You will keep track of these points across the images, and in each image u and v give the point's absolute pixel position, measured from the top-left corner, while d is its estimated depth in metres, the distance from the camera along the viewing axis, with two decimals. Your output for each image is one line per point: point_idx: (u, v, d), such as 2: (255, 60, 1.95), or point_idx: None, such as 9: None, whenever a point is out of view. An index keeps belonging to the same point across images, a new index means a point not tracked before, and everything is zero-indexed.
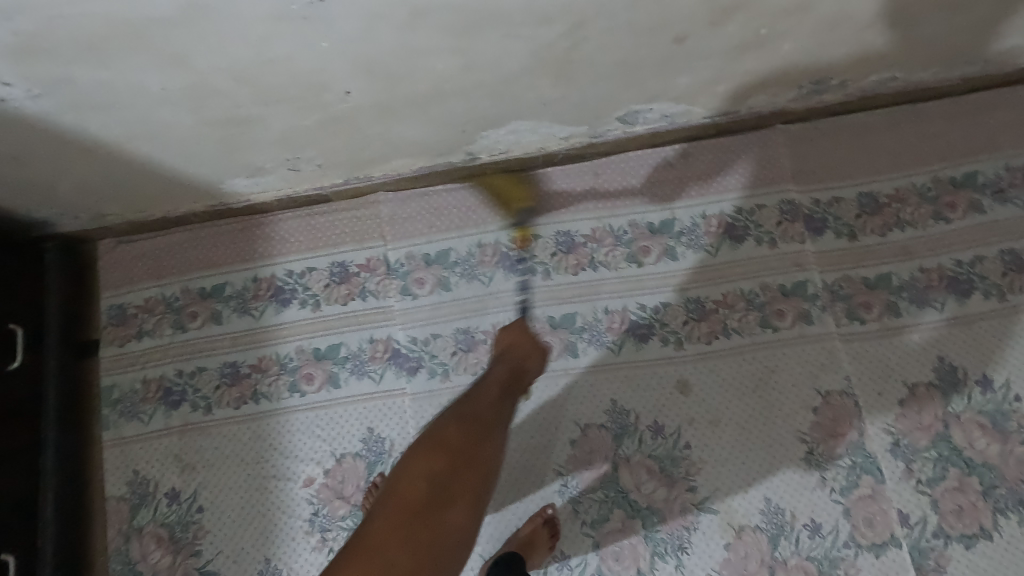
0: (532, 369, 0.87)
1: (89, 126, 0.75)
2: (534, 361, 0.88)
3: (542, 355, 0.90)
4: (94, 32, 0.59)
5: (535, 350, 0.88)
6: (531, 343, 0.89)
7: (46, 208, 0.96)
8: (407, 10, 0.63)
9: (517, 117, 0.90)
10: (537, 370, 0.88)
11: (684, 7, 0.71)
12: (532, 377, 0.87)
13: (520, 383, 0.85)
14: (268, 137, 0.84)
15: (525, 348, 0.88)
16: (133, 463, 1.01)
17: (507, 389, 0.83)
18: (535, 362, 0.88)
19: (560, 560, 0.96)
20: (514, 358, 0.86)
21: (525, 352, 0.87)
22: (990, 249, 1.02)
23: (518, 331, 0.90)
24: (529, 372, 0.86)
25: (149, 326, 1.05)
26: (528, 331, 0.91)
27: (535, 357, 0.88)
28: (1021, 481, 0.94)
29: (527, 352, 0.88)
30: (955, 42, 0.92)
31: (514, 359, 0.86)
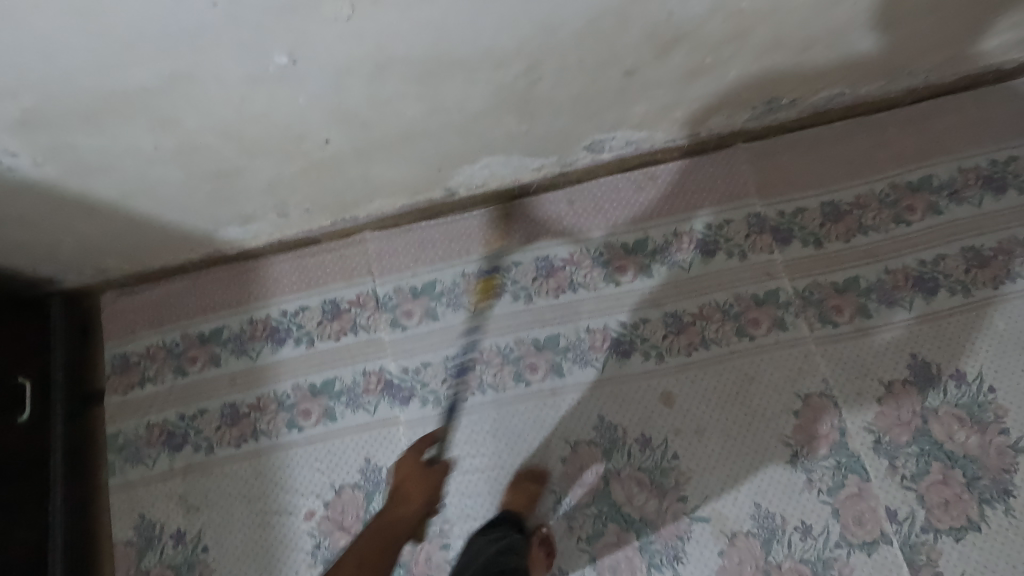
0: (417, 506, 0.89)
1: (89, 188, 0.81)
2: (415, 500, 0.90)
3: (428, 489, 0.92)
4: (90, 104, 0.65)
5: (420, 486, 0.91)
6: (414, 483, 0.92)
7: (51, 265, 1.02)
8: (374, 64, 0.69)
9: (488, 153, 0.96)
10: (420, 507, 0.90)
11: (629, 45, 0.77)
12: (408, 520, 0.87)
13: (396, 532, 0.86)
14: (256, 186, 0.90)
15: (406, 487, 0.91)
16: (138, 507, 1.03)
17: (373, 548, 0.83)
18: (416, 499, 0.90)
19: None
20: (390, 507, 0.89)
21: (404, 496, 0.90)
22: (952, 248, 1.06)
23: (410, 472, 0.93)
24: (402, 519, 0.87)
25: (151, 373, 1.10)
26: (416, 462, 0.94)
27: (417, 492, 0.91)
28: (1003, 470, 0.96)
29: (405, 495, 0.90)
30: (892, 56, 0.98)
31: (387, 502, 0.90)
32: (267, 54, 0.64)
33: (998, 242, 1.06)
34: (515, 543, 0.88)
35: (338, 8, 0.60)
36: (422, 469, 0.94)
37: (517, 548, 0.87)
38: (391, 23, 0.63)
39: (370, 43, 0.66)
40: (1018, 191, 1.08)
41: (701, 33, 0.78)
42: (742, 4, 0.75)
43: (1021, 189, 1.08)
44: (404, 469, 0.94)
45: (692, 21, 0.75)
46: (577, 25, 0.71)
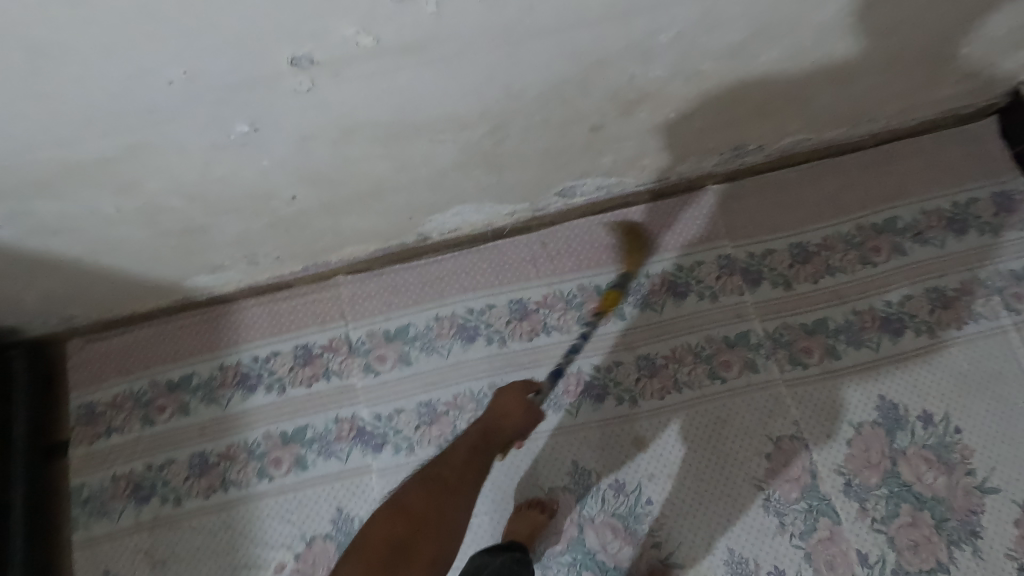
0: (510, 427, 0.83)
1: (52, 247, 0.80)
2: (517, 418, 0.83)
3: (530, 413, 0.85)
4: (47, 174, 0.64)
5: (519, 410, 0.84)
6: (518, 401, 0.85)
7: (13, 318, 1.00)
8: (338, 129, 0.69)
9: (459, 202, 0.96)
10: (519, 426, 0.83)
11: (594, 105, 0.78)
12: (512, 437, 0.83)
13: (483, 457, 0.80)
14: (223, 240, 0.89)
15: (507, 407, 0.85)
16: (102, 564, 1.01)
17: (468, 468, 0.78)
18: (515, 418, 0.83)
19: None
20: (491, 417, 0.84)
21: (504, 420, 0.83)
22: (916, 289, 1.09)
23: (512, 391, 0.87)
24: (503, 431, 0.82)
25: (117, 423, 1.07)
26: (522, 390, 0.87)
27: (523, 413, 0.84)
28: (970, 511, 0.98)
29: (509, 416, 0.84)
30: (854, 106, 1.00)
31: (489, 418, 0.84)
32: (228, 124, 0.63)
33: (960, 282, 1.08)
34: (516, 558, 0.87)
35: (297, 81, 0.59)
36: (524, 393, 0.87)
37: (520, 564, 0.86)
38: (353, 94, 0.63)
39: (333, 112, 0.65)
40: (979, 232, 1.10)
41: (665, 92, 0.79)
42: (701, 67, 0.76)
43: (982, 230, 1.10)
44: (506, 396, 0.86)
45: (655, 83, 0.76)
46: (540, 89, 0.71)
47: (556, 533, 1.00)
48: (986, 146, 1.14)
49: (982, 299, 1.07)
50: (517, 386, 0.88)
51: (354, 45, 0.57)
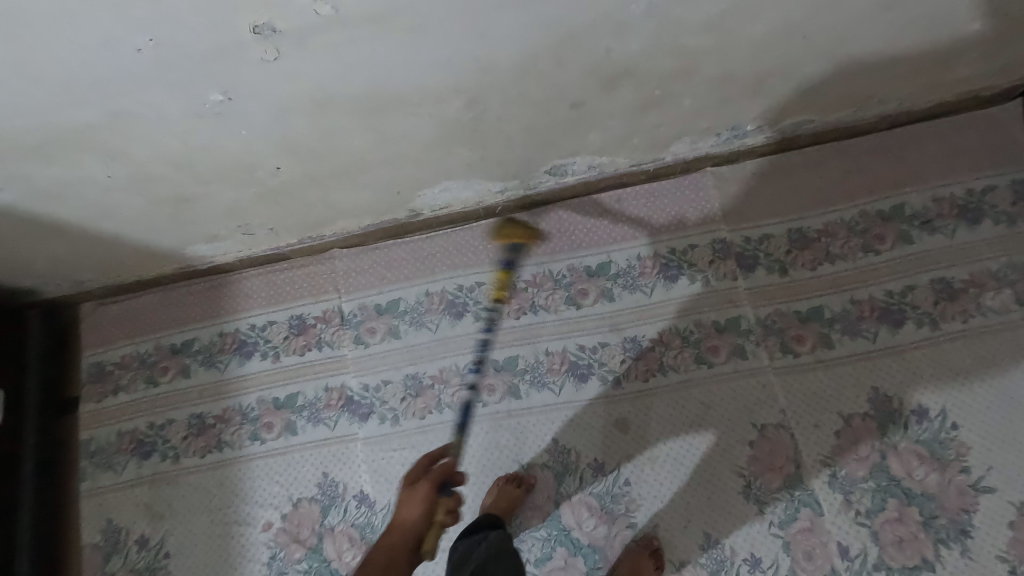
0: (400, 532, 0.82)
1: (54, 211, 0.84)
2: (410, 510, 0.84)
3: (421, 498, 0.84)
4: (37, 139, 0.68)
5: (410, 502, 0.85)
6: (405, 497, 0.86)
7: (29, 278, 1.06)
8: (312, 101, 0.70)
9: (446, 178, 0.96)
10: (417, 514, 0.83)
11: (572, 80, 0.76)
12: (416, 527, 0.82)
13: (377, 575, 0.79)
14: (216, 210, 0.92)
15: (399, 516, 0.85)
16: (105, 513, 1.07)
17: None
18: (412, 510, 0.84)
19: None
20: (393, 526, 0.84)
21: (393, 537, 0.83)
22: (921, 279, 1.04)
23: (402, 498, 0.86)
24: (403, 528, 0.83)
25: (124, 382, 1.13)
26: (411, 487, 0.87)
27: (410, 509, 0.84)
28: (962, 510, 0.94)
29: (401, 525, 0.83)
30: (861, 86, 0.95)
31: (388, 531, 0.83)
32: (201, 93, 0.65)
33: (970, 274, 1.03)
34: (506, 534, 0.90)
35: (263, 51, 0.60)
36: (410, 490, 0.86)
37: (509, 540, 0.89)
38: (320, 64, 0.64)
39: (304, 82, 0.66)
40: (994, 222, 1.05)
41: (646, 67, 0.77)
42: (683, 41, 0.73)
43: (997, 220, 1.05)
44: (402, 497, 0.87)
45: (634, 58, 0.74)
46: (511, 64, 0.70)
47: (532, 509, 1.02)
48: (1009, 130, 1.08)
49: (993, 292, 1.02)
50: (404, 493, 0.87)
51: (314, 14, 0.57)
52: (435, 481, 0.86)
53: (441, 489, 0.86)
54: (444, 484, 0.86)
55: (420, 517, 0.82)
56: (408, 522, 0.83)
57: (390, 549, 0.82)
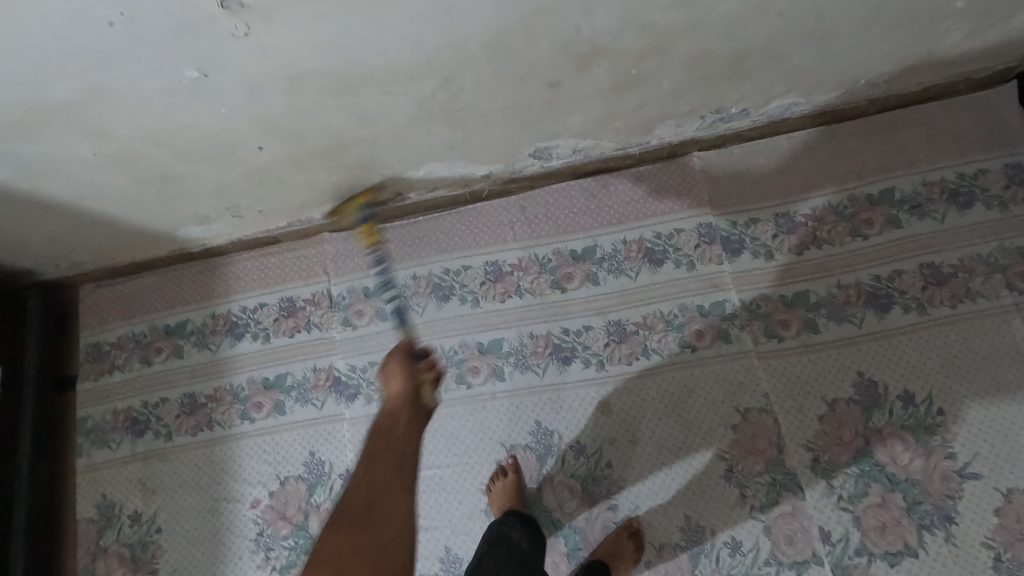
0: (398, 398, 0.82)
1: (45, 190, 0.87)
2: (397, 382, 0.84)
3: (399, 369, 0.85)
4: (21, 115, 0.70)
5: (395, 375, 0.85)
6: (387, 372, 0.86)
7: (29, 259, 1.09)
8: (285, 78, 0.72)
9: (428, 161, 0.98)
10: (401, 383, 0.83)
11: (545, 58, 0.77)
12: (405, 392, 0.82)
13: (398, 431, 0.78)
14: (202, 190, 0.94)
15: (386, 394, 0.84)
16: (100, 488, 1.11)
17: (379, 456, 0.75)
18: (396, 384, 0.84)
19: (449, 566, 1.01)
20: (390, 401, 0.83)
21: (392, 405, 0.81)
22: (910, 264, 1.03)
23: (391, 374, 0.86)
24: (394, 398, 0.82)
25: (120, 362, 1.17)
26: (391, 364, 0.87)
27: (395, 380, 0.84)
28: (947, 496, 0.93)
29: (393, 395, 0.83)
30: (846, 69, 0.94)
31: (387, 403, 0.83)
32: (176, 69, 0.66)
33: (959, 259, 1.02)
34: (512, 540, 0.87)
35: (232, 26, 0.62)
36: (390, 371, 0.86)
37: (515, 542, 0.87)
38: (289, 39, 0.65)
39: (276, 59, 0.68)
40: (985, 207, 1.03)
41: (619, 45, 0.77)
42: (653, 18, 0.73)
43: (989, 204, 1.03)
44: (387, 376, 0.86)
45: (606, 35, 0.74)
46: (481, 40, 0.71)
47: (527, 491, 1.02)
48: (1003, 114, 1.06)
49: (983, 277, 1.00)
50: (387, 368, 0.87)
51: None
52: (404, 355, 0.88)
53: (414, 355, 0.88)
54: (415, 355, 0.89)
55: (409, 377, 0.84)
56: (402, 385, 0.83)
57: (394, 416, 0.80)
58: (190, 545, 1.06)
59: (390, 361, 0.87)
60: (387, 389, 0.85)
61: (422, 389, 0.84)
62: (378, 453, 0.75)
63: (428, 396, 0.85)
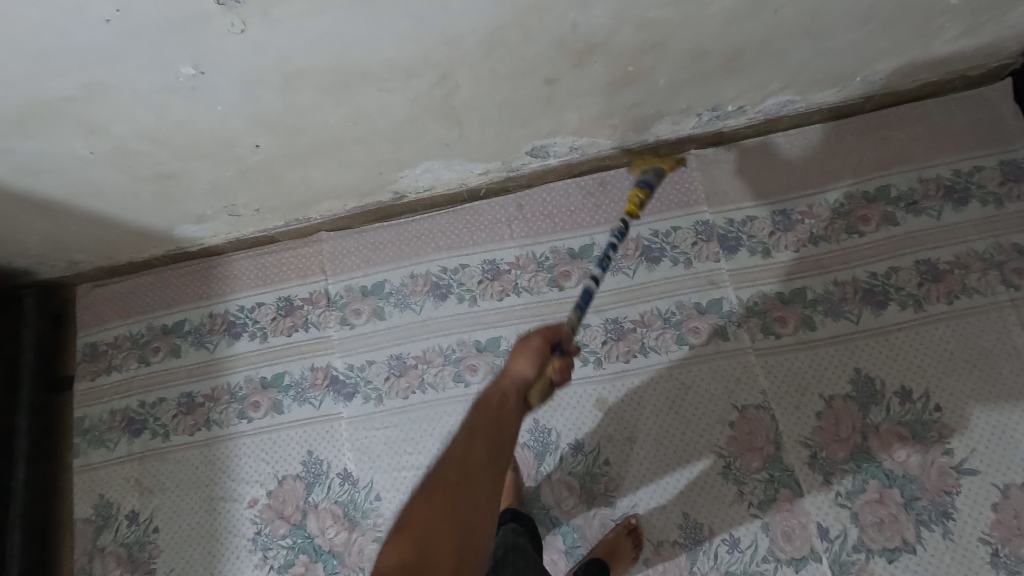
0: (516, 380, 0.68)
1: (42, 189, 0.87)
2: (524, 364, 0.69)
3: (531, 352, 0.70)
4: (18, 111, 0.70)
5: (524, 355, 0.70)
6: (517, 348, 0.71)
7: (25, 259, 1.09)
8: (283, 74, 0.72)
9: (426, 158, 0.98)
10: (529, 369, 0.69)
11: (540, 54, 0.77)
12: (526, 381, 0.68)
13: (503, 417, 0.63)
14: (199, 188, 0.94)
15: (508, 367, 0.70)
16: (98, 488, 1.11)
17: (482, 429, 0.60)
18: (522, 367, 0.69)
19: None
20: (504, 379, 0.68)
21: (505, 384, 0.67)
22: (906, 260, 1.03)
23: (522, 351, 0.71)
24: (512, 382, 0.67)
25: (117, 362, 1.17)
26: (525, 340, 0.72)
27: (524, 360, 0.70)
28: (944, 492, 0.93)
29: (512, 374, 0.68)
30: (840, 67, 0.94)
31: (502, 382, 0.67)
32: (174, 64, 0.66)
33: (955, 255, 1.02)
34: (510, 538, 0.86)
35: (229, 22, 0.62)
36: (521, 347, 0.71)
37: (515, 539, 0.86)
38: (289, 34, 0.65)
39: (273, 54, 0.68)
40: (981, 203, 1.03)
41: (614, 41, 0.77)
42: (649, 14, 0.73)
43: (985, 201, 1.03)
44: (518, 349, 0.71)
45: (602, 31, 0.75)
46: (477, 36, 0.71)
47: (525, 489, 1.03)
48: (997, 111, 1.06)
49: (978, 274, 1.01)
50: (521, 342, 0.72)
51: None
52: (547, 337, 0.72)
53: (556, 345, 0.73)
54: (556, 347, 0.73)
55: (537, 369, 0.69)
56: (525, 374, 0.68)
57: (504, 397, 0.66)
58: (186, 546, 1.06)
59: (531, 336, 0.73)
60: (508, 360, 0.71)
61: (537, 389, 0.69)
62: (480, 422, 0.61)
63: (537, 399, 0.70)
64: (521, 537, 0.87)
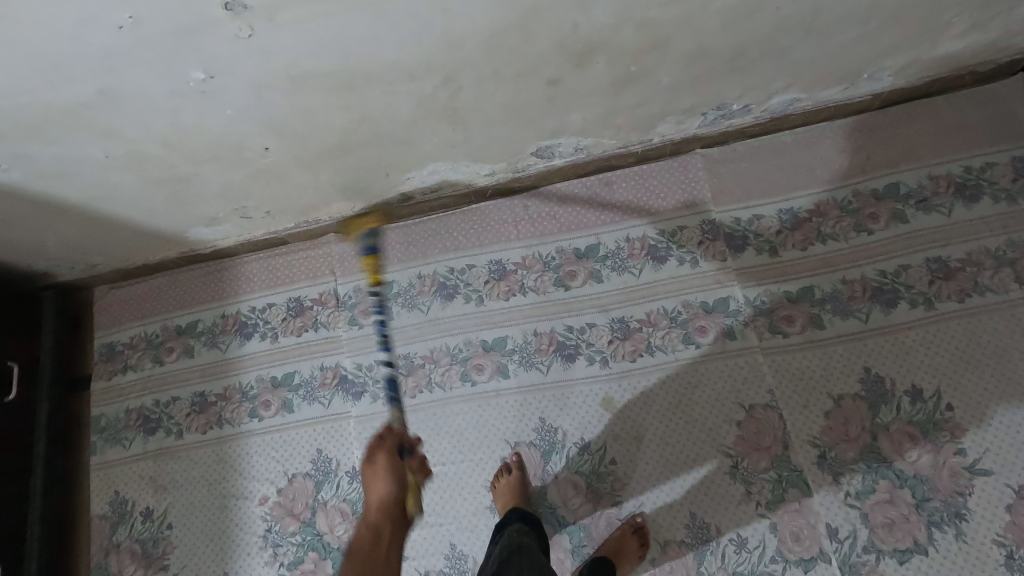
0: (382, 506, 0.78)
1: (59, 192, 0.90)
2: (382, 482, 0.79)
3: (383, 469, 0.80)
4: (33, 119, 0.73)
5: (380, 476, 0.80)
6: (368, 471, 0.81)
7: (45, 261, 1.12)
8: (289, 79, 0.73)
9: (431, 160, 0.99)
10: (389, 488, 0.79)
11: (542, 55, 0.78)
12: (391, 502, 0.78)
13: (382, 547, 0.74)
14: (211, 191, 0.96)
15: (370, 498, 0.79)
16: (113, 485, 1.14)
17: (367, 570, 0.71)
18: (377, 491, 0.79)
19: (452, 559, 1.02)
20: (372, 511, 0.78)
21: (375, 516, 0.77)
22: (916, 258, 1.02)
23: (376, 472, 0.80)
24: (378, 508, 0.77)
25: (133, 361, 1.20)
26: (373, 463, 0.81)
27: (379, 483, 0.79)
28: (956, 493, 0.92)
29: (376, 502, 0.78)
30: (848, 63, 0.93)
31: (371, 514, 0.78)
32: (183, 70, 0.68)
33: (967, 253, 1.01)
34: (517, 539, 0.87)
35: (236, 28, 0.64)
36: (367, 468, 0.82)
37: (522, 539, 0.87)
38: (292, 41, 0.67)
39: (278, 60, 0.70)
40: (993, 200, 1.02)
41: (617, 41, 0.78)
42: (650, 14, 0.74)
43: (997, 197, 1.02)
44: (371, 472, 0.81)
45: (603, 31, 0.75)
46: (478, 39, 0.72)
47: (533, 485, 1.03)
48: (1009, 106, 1.05)
49: (991, 271, 0.99)
50: (369, 464, 0.82)
51: None
52: (392, 449, 0.83)
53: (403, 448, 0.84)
54: (400, 452, 0.84)
55: (396, 486, 0.79)
56: (385, 496, 0.78)
57: (376, 527, 0.76)
58: (199, 543, 1.07)
59: (375, 457, 0.82)
60: (369, 491, 0.80)
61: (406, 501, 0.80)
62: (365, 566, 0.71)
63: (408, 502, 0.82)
64: (527, 536, 0.88)
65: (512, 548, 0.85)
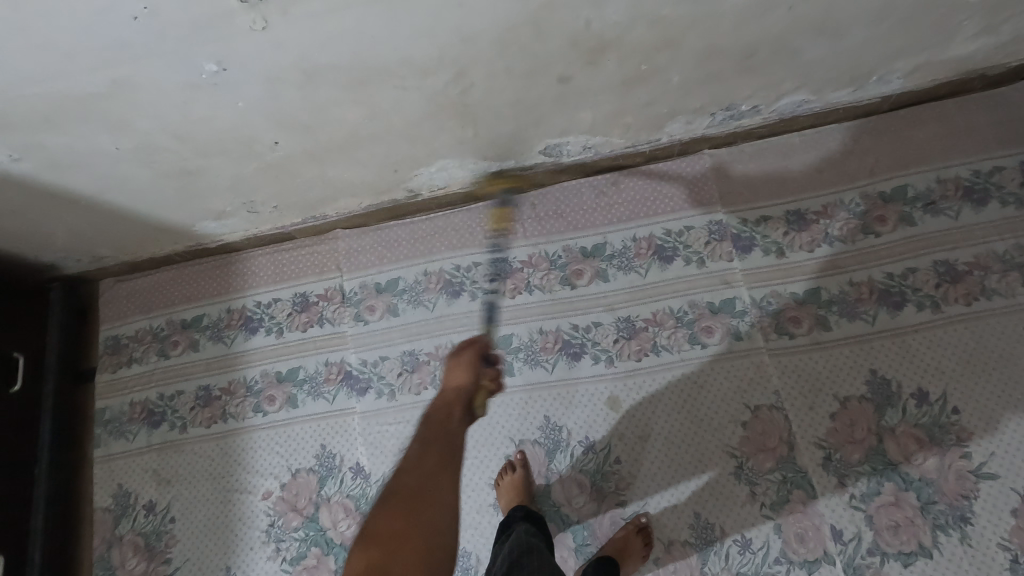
0: (455, 393, 0.70)
1: (68, 183, 0.90)
2: (461, 371, 0.72)
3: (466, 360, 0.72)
4: (45, 109, 0.73)
5: (461, 364, 0.72)
6: (452, 359, 0.74)
7: (51, 253, 1.12)
8: (302, 73, 0.73)
9: (440, 156, 0.99)
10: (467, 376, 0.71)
11: (553, 52, 0.78)
12: (467, 390, 0.70)
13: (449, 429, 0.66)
14: (220, 184, 0.96)
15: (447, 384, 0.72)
16: (117, 479, 1.14)
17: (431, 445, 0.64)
18: (456, 378, 0.71)
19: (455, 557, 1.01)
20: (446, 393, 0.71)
21: (447, 399, 0.70)
22: (923, 261, 1.02)
23: (457, 361, 0.73)
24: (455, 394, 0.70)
25: (138, 355, 1.20)
26: (458, 351, 0.74)
27: (459, 372, 0.72)
28: (962, 496, 0.91)
29: (452, 389, 0.71)
30: (856, 65, 0.94)
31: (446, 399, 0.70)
32: (198, 62, 0.69)
33: (974, 256, 1.00)
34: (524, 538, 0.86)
35: (251, 21, 0.64)
36: (452, 358, 0.74)
37: (529, 538, 0.87)
38: (306, 34, 0.67)
39: (291, 53, 0.70)
40: (1001, 204, 1.02)
41: (627, 39, 0.78)
42: (662, 12, 0.74)
43: (1005, 201, 1.02)
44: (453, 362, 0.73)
45: (615, 29, 0.75)
46: (491, 36, 0.73)
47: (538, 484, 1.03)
48: (1017, 111, 1.05)
49: (998, 275, 0.99)
50: (453, 353, 0.75)
51: None
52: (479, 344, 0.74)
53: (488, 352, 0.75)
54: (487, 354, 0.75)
55: (473, 377, 0.71)
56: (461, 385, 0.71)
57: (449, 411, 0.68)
58: (200, 537, 1.07)
59: (463, 349, 0.74)
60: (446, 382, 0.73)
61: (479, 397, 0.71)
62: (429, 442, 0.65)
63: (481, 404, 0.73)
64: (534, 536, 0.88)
65: (520, 546, 0.85)
